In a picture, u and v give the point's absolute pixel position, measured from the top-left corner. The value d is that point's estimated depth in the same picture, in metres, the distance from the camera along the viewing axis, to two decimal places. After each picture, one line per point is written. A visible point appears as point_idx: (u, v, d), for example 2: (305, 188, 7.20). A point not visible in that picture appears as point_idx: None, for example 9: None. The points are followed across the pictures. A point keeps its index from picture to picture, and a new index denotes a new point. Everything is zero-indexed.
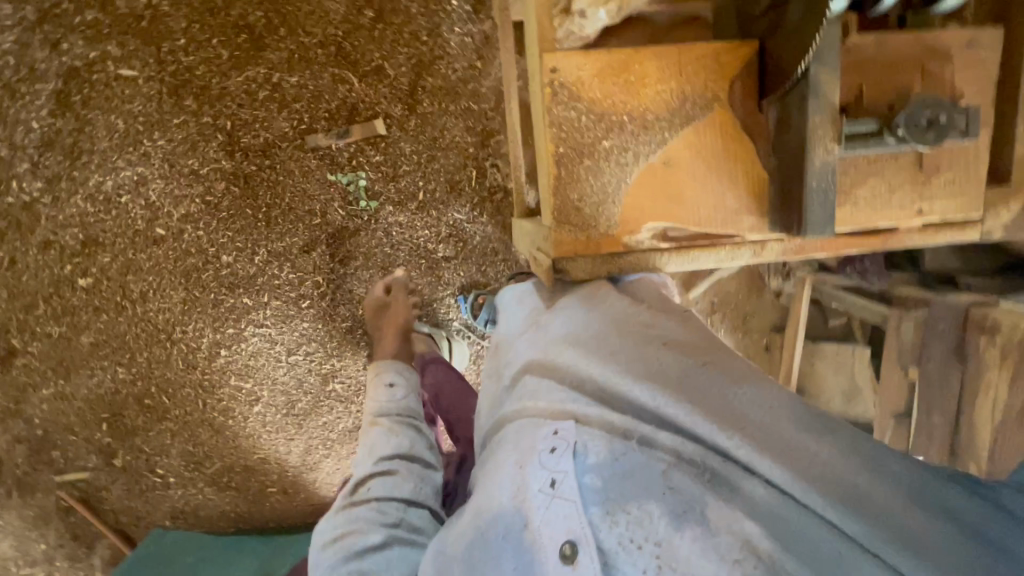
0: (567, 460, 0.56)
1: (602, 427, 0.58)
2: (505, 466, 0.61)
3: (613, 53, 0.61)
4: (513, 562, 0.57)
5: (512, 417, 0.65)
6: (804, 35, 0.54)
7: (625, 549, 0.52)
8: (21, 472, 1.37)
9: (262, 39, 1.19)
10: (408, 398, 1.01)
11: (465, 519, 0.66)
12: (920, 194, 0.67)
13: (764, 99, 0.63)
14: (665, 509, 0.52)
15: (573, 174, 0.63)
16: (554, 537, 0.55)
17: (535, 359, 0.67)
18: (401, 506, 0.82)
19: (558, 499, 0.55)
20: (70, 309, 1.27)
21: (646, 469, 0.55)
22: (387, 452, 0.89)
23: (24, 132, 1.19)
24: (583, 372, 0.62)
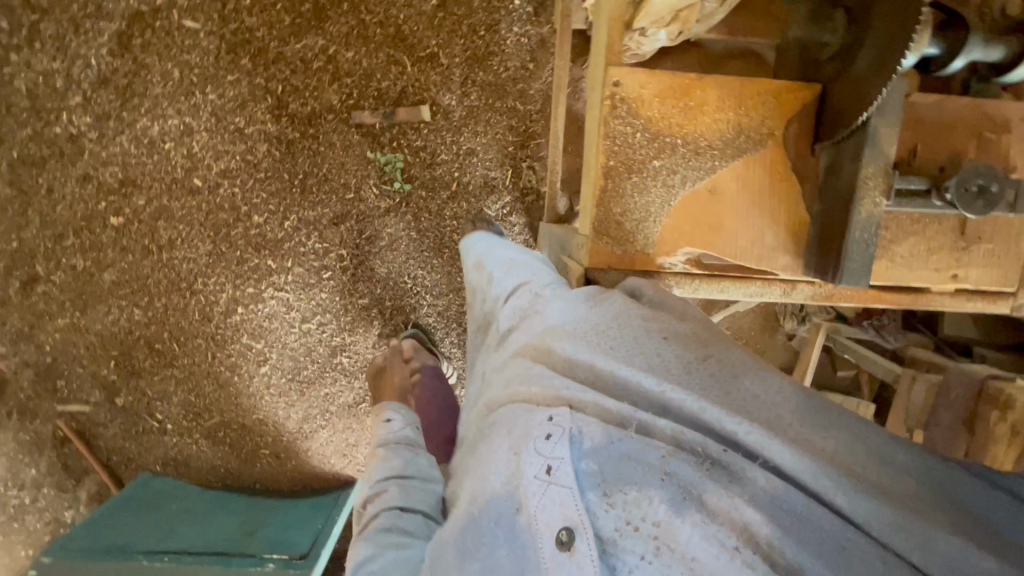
0: (562, 444, 0.55)
1: (598, 415, 0.57)
2: (497, 452, 0.59)
3: (677, 76, 0.62)
4: (506, 549, 0.54)
5: (506, 402, 0.64)
6: (870, 86, 0.55)
7: (622, 533, 0.50)
8: (24, 395, 1.40)
9: (325, 10, 1.21)
10: (408, 429, 0.92)
11: (457, 508, 0.62)
12: (957, 260, 0.67)
13: (818, 142, 0.63)
14: (664, 493, 0.51)
15: (619, 189, 0.64)
16: (550, 522, 0.52)
17: (531, 348, 0.67)
18: (393, 528, 0.70)
19: (553, 484, 0.53)
20: (98, 244, 1.29)
21: (644, 454, 0.53)
22: (381, 474, 0.79)
23: (82, 68, 1.23)
24: (579, 360, 0.61)
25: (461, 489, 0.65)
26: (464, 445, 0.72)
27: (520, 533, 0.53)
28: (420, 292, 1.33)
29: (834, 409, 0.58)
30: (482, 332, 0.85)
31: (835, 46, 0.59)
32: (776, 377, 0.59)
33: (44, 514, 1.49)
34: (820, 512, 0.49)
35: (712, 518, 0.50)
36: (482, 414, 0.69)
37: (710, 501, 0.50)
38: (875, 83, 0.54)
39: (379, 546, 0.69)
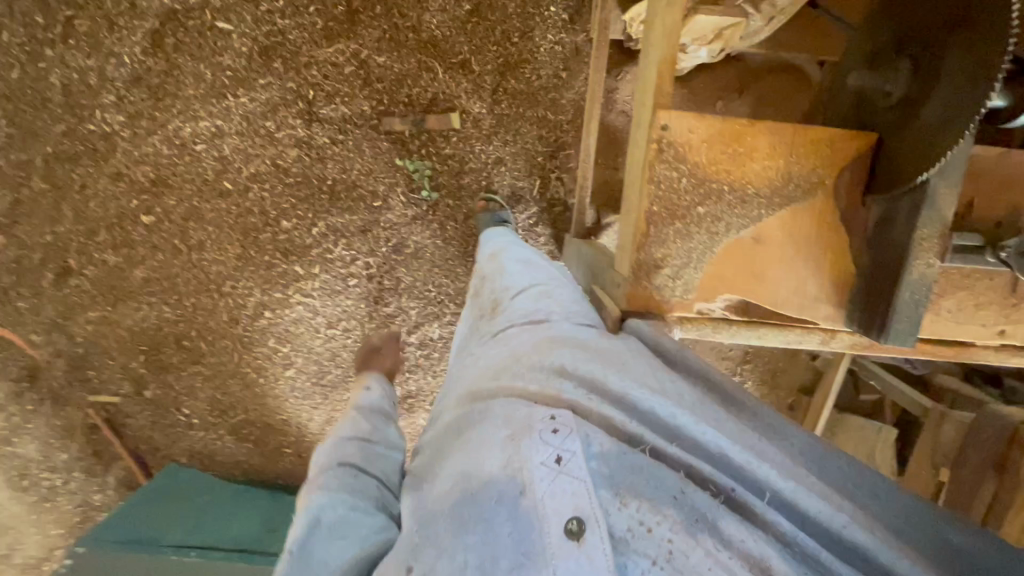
0: (575, 440, 0.55)
1: (604, 425, 0.58)
2: (491, 435, 0.57)
3: (727, 121, 0.61)
4: (504, 529, 0.51)
5: (499, 390, 0.62)
6: (934, 145, 0.54)
7: (635, 535, 0.51)
8: (57, 384, 1.44)
9: (357, 13, 1.19)
10: (383, 401, 1.00)
11: (437, 483, 0.59)
12: (1007, 316, 0.65)
13: (869, 193, 0.62)
14: (680, 511, 0.53)
15: (661, 234, 0.63)
16: (560, 511, 0.51)
17: (531, 345, 0.66)
18: (350, 480, 0.76)
19: (566, 475, 0.52)
20: (129, 242, 1.31)
21: (658, 470, 0.55)
22: (348, 433, 0.86)
23: (115, 66, 1.23)
24: (586, 368, 0.61)
25: (436, 467, 0.62)
26: (436, 428, 0.68)
27: (522, 516, 0.51)
28: (444, 300, 1.33)
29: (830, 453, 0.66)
30: (468, 326, 0.84)
31: (897, 95, 0.58)
32: (767, 422, 0.66)
33: (74, 496, 1.54)
34: (807, 543, 0.56)
35: (726, 545, 0.53)
36: (462, 399, 0.66)
37: (721, 526, 0.54)
38: (944, 141, 0.52)
39: (331, 491, 0.73)
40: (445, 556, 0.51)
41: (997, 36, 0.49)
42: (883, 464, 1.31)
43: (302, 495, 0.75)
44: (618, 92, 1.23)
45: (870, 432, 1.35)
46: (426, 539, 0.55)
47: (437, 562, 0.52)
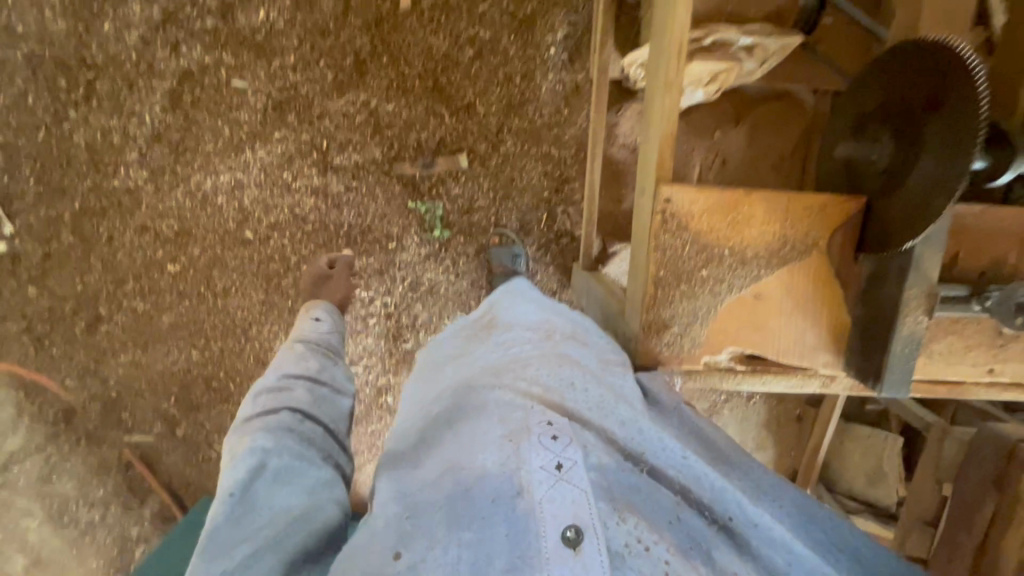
0: (575, 450, 0.58)
1: (603, 440, 0.63)
2: (487, 434, 0.61)
3: (725, 193, 0.65)
4: (504, 527, 0.53)
5: (494, 393, 0.66)
6: (917, 218, 0.59)
7: (633, 551, 0.53)
8: (92, 425, 1.51)
9: (366, 64, 1.26)
10: (331, 334, 1.04)
11: (425, 476, 0.62)
12: (994, 355, 0.70)
13: (861, 252, 0.66)
14: (672, 535, 0.58)
15: (668, 296, 0.68)
16: (560, 517, 0.52)
17: (525, 356, 0.71)
18: (295, 424, 0.79)
19: (566, 481, 0.55)
20: (156, 289, 1.37)
21: (655, 494, 0.61)
22: (294, 368, 0.89)
23: (137, 124, 1.30)
24: (580, 388, 0.67)
25: (425, 459, 0.65)
26: (421, 422, 0.70)
27: (518, 515, 0.53)
28: None
29: (811, 501, 0.71)
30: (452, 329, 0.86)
31: (881, 164, 0.63)
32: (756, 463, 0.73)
33: (112, 530, 1.60)
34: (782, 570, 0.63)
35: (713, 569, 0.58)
36: (454, 396, 0.69)
37: (711, 556, 0.59)
38: (925, 214, 0.57)
39: (274, 435, 0.76)
40: (442, 547, 0.53)
41: (971, 117, 0.54)
42: (892, 471, 1.37)
43: (245, 432, 0.77)
44: (619, 127, 1.27)
45: (876, 442, 1.40)
46: (418, 529, 0.57)
47: (429, 553, 0.54)
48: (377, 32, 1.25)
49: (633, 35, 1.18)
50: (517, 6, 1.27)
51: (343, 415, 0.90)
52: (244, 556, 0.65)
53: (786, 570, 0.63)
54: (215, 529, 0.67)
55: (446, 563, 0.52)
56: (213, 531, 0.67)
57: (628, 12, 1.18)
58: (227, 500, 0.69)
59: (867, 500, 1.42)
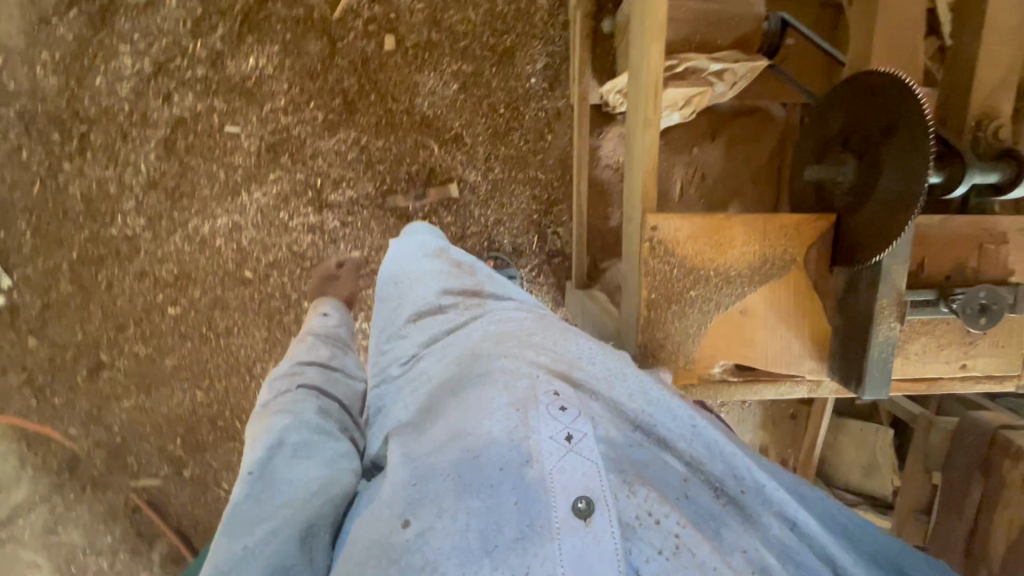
0: (583, 423, 0.59)
1: (609, 412, 0.63)
2: (494, 401, 0.62)
3: (707, 218, 0.70)
4: (513, 496, 0.54)
5: (500, 359, 0.67)
6: (885, 229, 0.64)
7: (642, 524, 0.54)
8: (96, 471, 1.50)
9: (355, 103, 1.30)
10: (339, 328, 1.04)
11: (429, 442, 0.62)
12: (965, 352, 0.75)
13: (835, 265, 0.72)
14: (681, 508, 0.57)
15: (661, 316, 0.73)
16: (570, 489, 0.54)
17: (529, 326, 0.72)
18: (311, 399, 0.76)
19: (575, 452, 0.56)
20: (157, 333, 1.39)
21: (663, 466, 0.60)
22: (306, 356, 0.88)
23: (133, 173, 1.32)
24: (590, 358, 0.67)
25: (427, 426, 0.65)
26: (420, 387, 0.71)
27: (527, 486, 0.55)
28: None
29: (806, 485, 0.68)
30: (435, 274, 0.84)
31: (846, 183, 0.68)
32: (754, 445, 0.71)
33: None
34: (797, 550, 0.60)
35: (723, 545, 0.57)
36: (455, 361, 0.70)
37: (718, 532, 0.58)
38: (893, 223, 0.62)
39: (291, 412, 0.71)
40: (451, 514, 0.54)
41: (919, 138, 0.59)
42: (884, 461, 1.43)
43: (265, 416, 0.72)
44: (601, 150, 1.33)
45: (867, 434, 1.45)
46: (425, 496, 0.57)
47: (438, 521, 0.54)
48: (364, 72, 1.30)
49: (610, 62, 1.23)
50: (496, 40, 1.33)
51: (360, 397, 0.87)
52: (263, 531, 0.59)
53: (799, 550, 0.60)
54: (233, 511, 0.61)
55: (455, 528, 0.54)
56: (233, 514, 0.61)
57: (604, 41, 1.22)
58: (245, 478, 0.63)
59: (863, 491, 1.47)
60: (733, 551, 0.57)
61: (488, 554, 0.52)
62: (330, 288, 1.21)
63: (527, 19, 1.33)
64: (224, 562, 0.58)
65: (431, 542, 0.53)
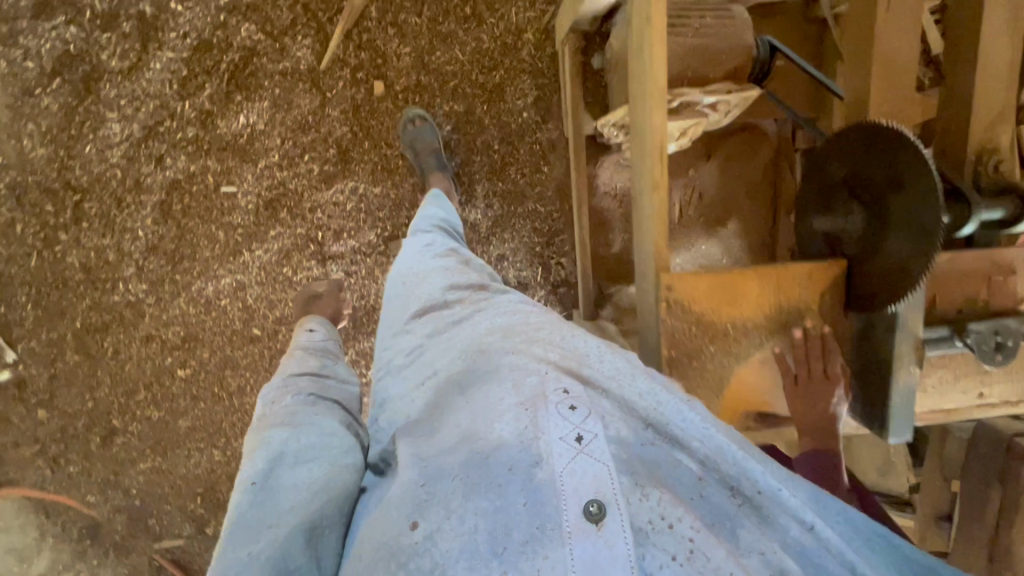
0: (594, 425, 0.59)
1: (619, 409, 0.63)
2: (503, 400, 0.63)
3: (719, 275, 0.71)
4: (524, 497, 0.55)
5: (510, 357, 0.68)
6: (898, 279, 0.65)
7: (653, 527, 0.54)
8: (118, 536, 1.49)
9: (350, 151, 1.30)
10: (326, 341, 1.04)
11: (440, 442, 0.64)
12: (981, 381, 0.76)
13: (849, 309, 0.73)
14: (694, 508, 0.57)
15: (683, 374, 0.73)
16: (582, 492, 0.55)
17: (534, 323, 0.74)
18: (309, 407, 0.81)
19: (585, 454, 0.57)
20: (169, 395, 1.39)
21: (673, 465, 0.60)
22: (296, 367, 0.90)
23: (131, 240, 1.32)
24: (596, 356, 0.68)
25: (438, 424, 0.67)
26: (428, 381, 0.73)
27: (538, 487, 0.56)
28: None
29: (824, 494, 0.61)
30: (440, 270, 0.88)
31: (855, 233, 0.70)
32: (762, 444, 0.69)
33: None
34: (808, 551, 0.58)
35: (740, 546, 0.57)
36: (464, 356, 0.72)
37: (735, 533, 0.57)
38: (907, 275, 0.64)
39: (292, 422, 0.76)
40: (461, 515, 0.56)
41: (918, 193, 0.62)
42: (899, 462, 1.45)
43: (265, 429, 0.76)
44: (598, 179, 1.33)
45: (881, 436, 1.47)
46: (434, 497, 0.58)
47: (446, 523, 0.56)
48: (356, 120, 1.29)
49: (602, 94, 1.23)
50: (486, 77, 1.32)
51: (354, 398, 0.89)
52: (268, 534, 0.63)
53: (812, 554, 0.58)
54: (238, 520, 0.65)
55: (463, 529, 0.55)
56: (238, 520, 0.65)
57: (594, 75, 1.22)
58: (249, 489, 0.68)
59: (881, 493, 1.48)
60: (747, 554, 0.56)
61: (498, 557, 0.52)
62: (314, 306, 1.19)
63: (515, 53, 1.32)
64: (233, 567, 0.61)
65: (438, 544, 0.55)
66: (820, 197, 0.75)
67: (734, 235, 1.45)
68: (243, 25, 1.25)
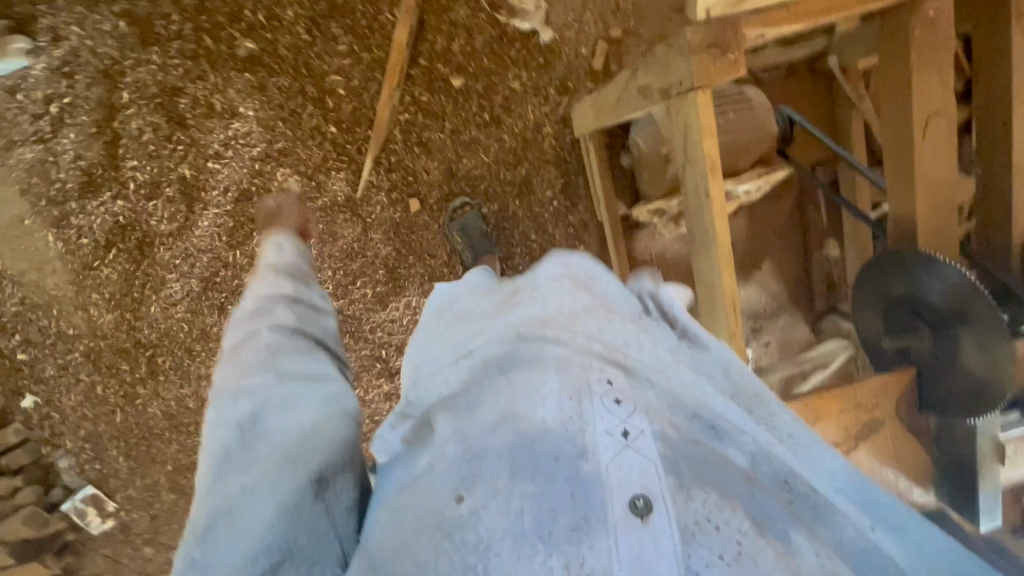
0: (640, 418, 0.49)
1: (668, 399, 0.52)
2: (545, 381, 0.52)
3: (802, 400, 0.80)
4: (567, 486, 0.46)
5: (559, 325, 0.55)
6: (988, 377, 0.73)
7: (700, 531, 0.43)
8: None
9: (397, 268, 1.37)
10: (298, 258, 0.86)
11: (475, 417, 0.52)
12: None
13: (922, 408, 0.81)
14: (749, 509, 0.47)
15: None
16: (627, 484, 0.45)
17: (580, 283, 0.60)
18: (294, 328, 0.69)
19: (634, 451, 0.47)
20: None
21: (719, 458, 0.50)
22: (283, 274, 0.79)
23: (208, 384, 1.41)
24: (639, 338, 0.56)
25: (473, 397, 0.53)
26: (461, 354, 0.57)
27: (584, 480, 0.46)
28: None
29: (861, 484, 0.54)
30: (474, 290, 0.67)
31: (926, 334, 0.78)
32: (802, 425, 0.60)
33: None
34: (851, 547, 0.50)
35: (793, 550, 0.46)
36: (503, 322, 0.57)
37: (790, 537, 0.47)
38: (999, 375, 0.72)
39: (275, 369, 0.61)
40: (505, 493, 0.46)
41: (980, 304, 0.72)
42: None
43: (251, 344, 0.65)
44: (638, 253, 1.37)
45: None
46: (479, 474, 0.48)
47: (492, 501, 0.46)
48: (398, 238, 1.36)
49: (629, 180, 1.28)
50: (512, 174, 1.38)
51: (333, 333, 0.75)
52: (260, 472, 0.53)
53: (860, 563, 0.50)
54: (223, 454, 0.55)
55: (509, 510, 0.45)
56: (221, 454, 0.55)
57: (620, 163, 1.28)
58: (232, 427, 0.57)
59: None
60: (807, 563, 0.46)
61: (544, 541, 0.43)
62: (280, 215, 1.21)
63: (536, 146, 1.37)
64: (218, 504, 0.52)
65: (484, 521, 0.45)
66: (879, 310, 0.84)
67: (769, 277, 1.52)
68: (278, 170, 1.31)
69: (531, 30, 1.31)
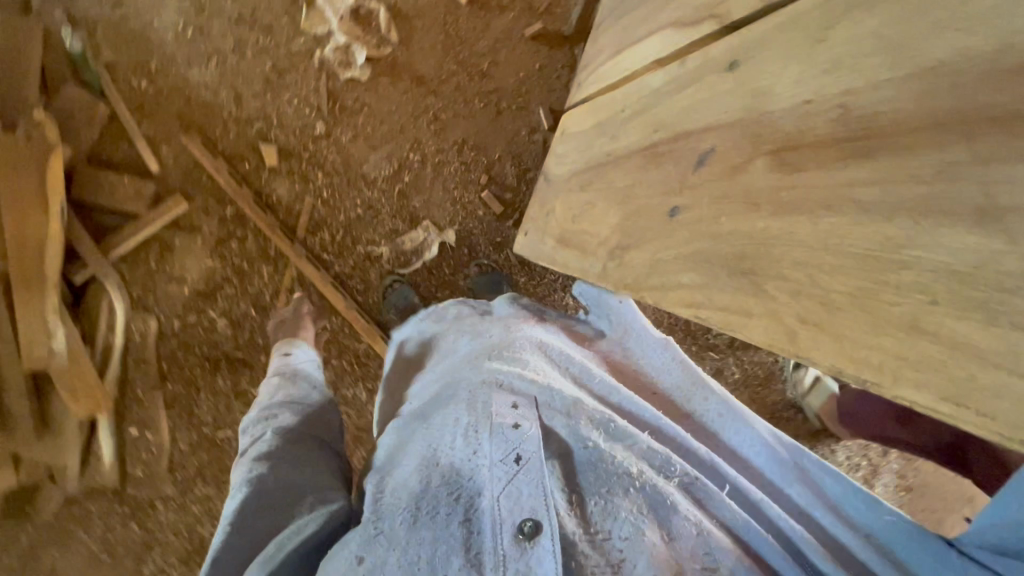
0: (530, 444, 0.68)
1: (578, 410, 0.75)
2: (456, 422, 0.72)
3: None
4: (458, 517, 0.62)
5: (475, 369, 0.79)
6: None
7: (585, 542, 0.62)
8: None
9: None
10: (307, 368, 1.05)
11: (400, 476, 0.69)
12: None
13: None
14: (635, 499, 0.66)
15: None
16: (517, 513, 0.61)
17: (511, 340, 0.85)
18: (284, 447, 0.79)
19: (521, 475, 0.65)
20: None
21: (613, 462, 0.70)
22: (280, 398, 0.93)
23: None
24: (568, 356, 0.83)
25: (394, 464, 0.73)
26: (403, 425, 0.79)
27: (478, 514, 0.63)
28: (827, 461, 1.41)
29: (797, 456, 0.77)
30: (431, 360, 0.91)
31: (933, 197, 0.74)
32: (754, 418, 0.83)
33: None
34: (753, 526, 0.68)
35: (675, 535, 0.64)
36: (442, 379, 0.83)
37: (671, 519, 0.65)
38: None
39: (254, 485, 0.72)
40: (404, 540, 0.60)
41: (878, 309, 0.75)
42: None
43: (236, 464, 0.79)
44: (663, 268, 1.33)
45: None
46: (379, 532, 0.61)
47: (389, 554, 0.59)
48: None
49: None
50: None
51: (334, 428, 0.92)
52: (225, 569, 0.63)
53: (754, 534, 0.67)
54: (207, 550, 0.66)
55: (406, 560, 0.59)
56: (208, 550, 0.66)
57: None
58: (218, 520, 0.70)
59: None
60: (682, 540, 0.64)
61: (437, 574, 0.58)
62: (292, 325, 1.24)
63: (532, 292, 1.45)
64: None
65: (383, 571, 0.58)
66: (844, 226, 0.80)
67: None
68: None
69: (439, 244, 1.45)
